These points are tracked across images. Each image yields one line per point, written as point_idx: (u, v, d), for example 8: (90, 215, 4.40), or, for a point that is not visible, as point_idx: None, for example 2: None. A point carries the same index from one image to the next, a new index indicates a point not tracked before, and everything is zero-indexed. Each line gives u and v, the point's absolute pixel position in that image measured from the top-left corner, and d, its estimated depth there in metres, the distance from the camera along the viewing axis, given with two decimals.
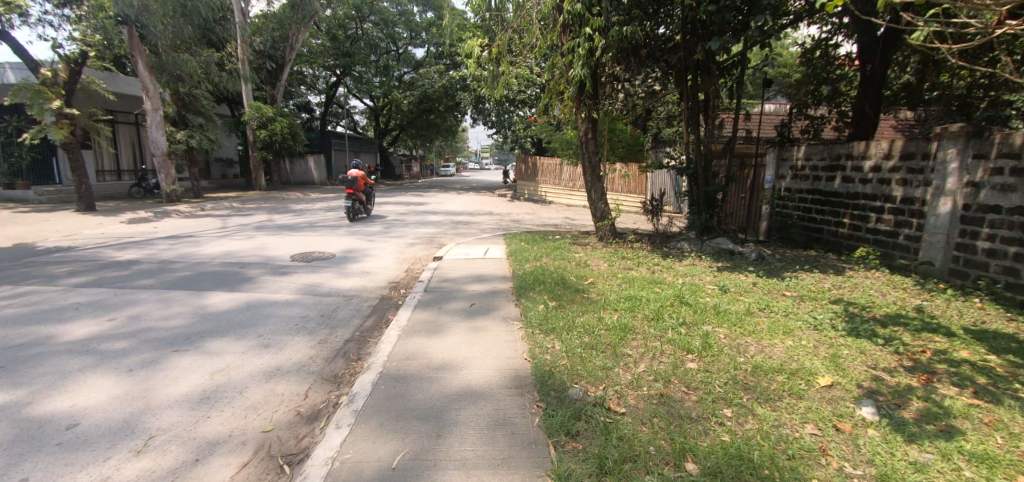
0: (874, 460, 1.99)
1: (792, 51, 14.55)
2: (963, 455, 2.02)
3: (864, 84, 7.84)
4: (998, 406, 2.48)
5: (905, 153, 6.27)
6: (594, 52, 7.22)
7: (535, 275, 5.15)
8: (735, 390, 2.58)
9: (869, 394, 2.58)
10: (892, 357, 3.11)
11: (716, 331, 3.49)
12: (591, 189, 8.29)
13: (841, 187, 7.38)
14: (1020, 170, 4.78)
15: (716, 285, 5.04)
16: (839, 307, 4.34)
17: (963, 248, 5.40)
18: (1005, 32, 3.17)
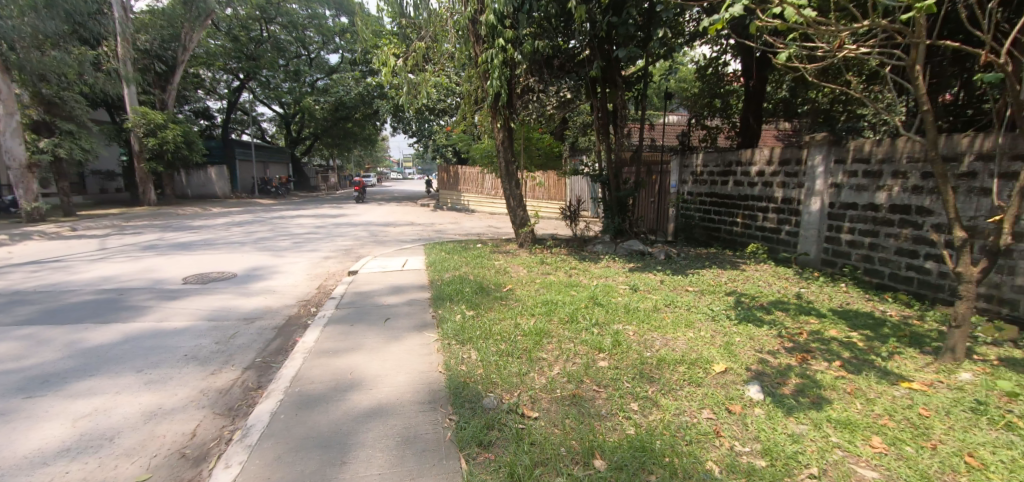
0: (759, 436, 2.19)
1: (688, 67, 16.00)
2: (829, 424, 2.29)
3: (749, 98, 8.74)
4: (855, 376, 2.86)
5: (783, 159, 7.08)
6: (509, 62, 7.35)
7: (454, 284, 5.11)
8: (641, 384, 2.73)
9: (755, 376, 2.86)
10: (775, 341, 3.48)
11: (626, 329, 3.68)
12: (510, 196, 8.42)
13: (734, 190, 8.17)
14: (870, 172, 5.63)
15: (627, 285, 5.34)
16: (733, 299, 4.77)
17: (831, 240, 6.21)
18: (847, 54, 3.64)
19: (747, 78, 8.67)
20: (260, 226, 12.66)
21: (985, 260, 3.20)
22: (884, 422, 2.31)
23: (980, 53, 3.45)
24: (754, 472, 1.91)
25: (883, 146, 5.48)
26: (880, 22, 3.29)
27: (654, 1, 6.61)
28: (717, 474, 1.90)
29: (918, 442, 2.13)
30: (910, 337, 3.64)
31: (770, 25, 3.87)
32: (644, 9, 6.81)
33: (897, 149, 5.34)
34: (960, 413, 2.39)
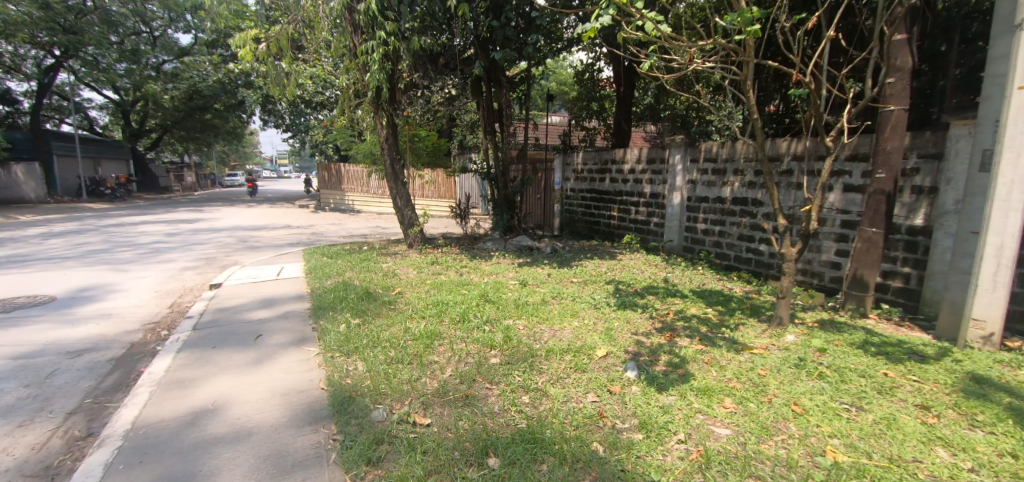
0: (636, 411, 2.39)
1: (567, 71, 17.01)
2: (692, 392, 2.58)
3: (620, 103, 9.50)
4: (710, 348, 3.28)
5: (649, 159, 7.84)
6: (391, 56, 7.07)
7: (337, 292, 4.78)
8: (531, 376, 2.81)
9: (631, 356, 3.12)
10: (647, 323, 3.85)
11: (516, 323, 3.78)
12: (397, 195, 8.12)
13: (610, 186, 8.84)
14: (718, 170, 6.50)
15: (516, 280, 5.49)
16: (612, 287, 5.17)
17: (690, 229, 7.06)
18: (695, 68, 4.12)
19: (618, 83, 9.43)
20: (90, 235, 10.55)
21: (800, 243, 3.88)
22: (733, 385, 2.67)
23: (791, 73, 4.17)
24: (634, 446, 2.08)
25: (725, 148, 6.39)
26: (720, 41, 3.79)
27: (531, 7, 6.89)
28: (602, 453, 2.03)
29: (758, 398, 2.51)
30: (750, 310, 4.29)
31: (634, 37, 4.22)
32: (524, 12, 7.01)
33: (735, 150, 6.25)
34: (787, 370, 2.87)
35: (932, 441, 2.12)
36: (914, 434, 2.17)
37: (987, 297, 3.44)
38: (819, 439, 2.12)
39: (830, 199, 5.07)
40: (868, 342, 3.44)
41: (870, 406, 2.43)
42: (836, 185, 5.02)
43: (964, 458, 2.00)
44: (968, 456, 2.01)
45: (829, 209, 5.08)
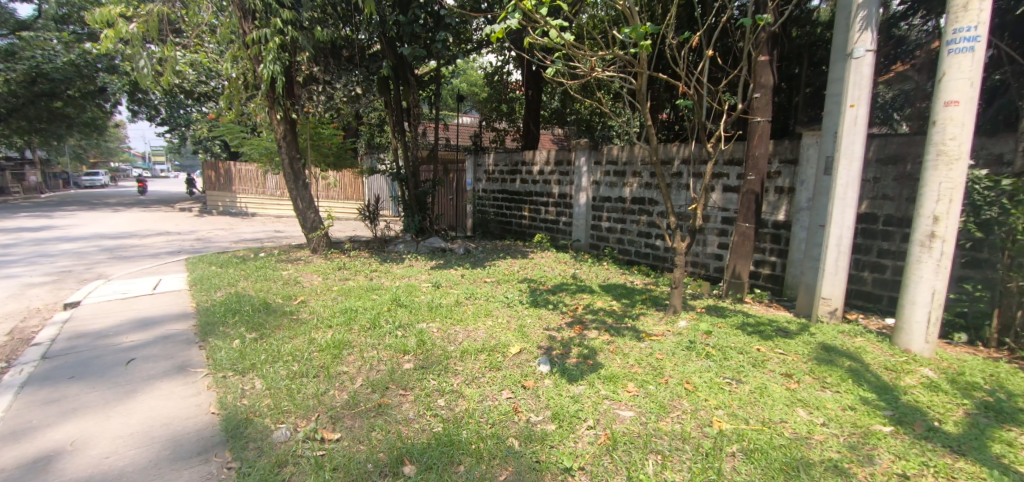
0: (549, 403, 2.47)
1: (477, 72, 17.24)
2: (599, 379, 2.74)
3: (529, 106, 9.77)
4: (615, 337, 3.51)
5: (557, 160, 8.15)
6: (287, 47, 6.57)
7: (228, 305, 4.34)
8: (446, 379, 2.78)
9: (543, 351, 3.22)
10: (558, 318, 4.01)
11: (430, 326, 3.72)
12: (297, 197, 7.57)
13: (521, 187, 9.03)
14: (618, 172, 6.97)
15: (429, 282, 5.39)
16: (524, 285, 5.31)
17: (595, 227, 7.48)
18: (597, 77, 4.35)
19: (527, 87, 9.68)
20: None
21: (688, 238, 4.30)
22: (635, 370, 2.88)
23: (679, 85, 4.58)
24: (547, 436, 2.16)
25: (625, 151, 6.87)
26: (618, 52, 4.05)
27: (439, 5, 6.82)
28: (518, 447, 2.08)
29: (656, 380, 2.73)
30: (649, 300, 4.66)
31: (539, 43, 4.35)
32: (432, 10, 6.90)
33: (633, 153, 6.75)
34: (680, 352, 3.16)
35: (794, 404, 2.47)
36: (781, 399, 2.52)
37: (832, 279, 4.10)
38: (707, 411, 2.37)
39: (713, 198, 5.68)
40: (745, 323, 3.92)
41: (747, 378, 2.77)
42: (717, 185, 5.64)
43: (818, 415, 2.37)
44: (820, 413, 2.38)
45: (712, 207, 5.69)
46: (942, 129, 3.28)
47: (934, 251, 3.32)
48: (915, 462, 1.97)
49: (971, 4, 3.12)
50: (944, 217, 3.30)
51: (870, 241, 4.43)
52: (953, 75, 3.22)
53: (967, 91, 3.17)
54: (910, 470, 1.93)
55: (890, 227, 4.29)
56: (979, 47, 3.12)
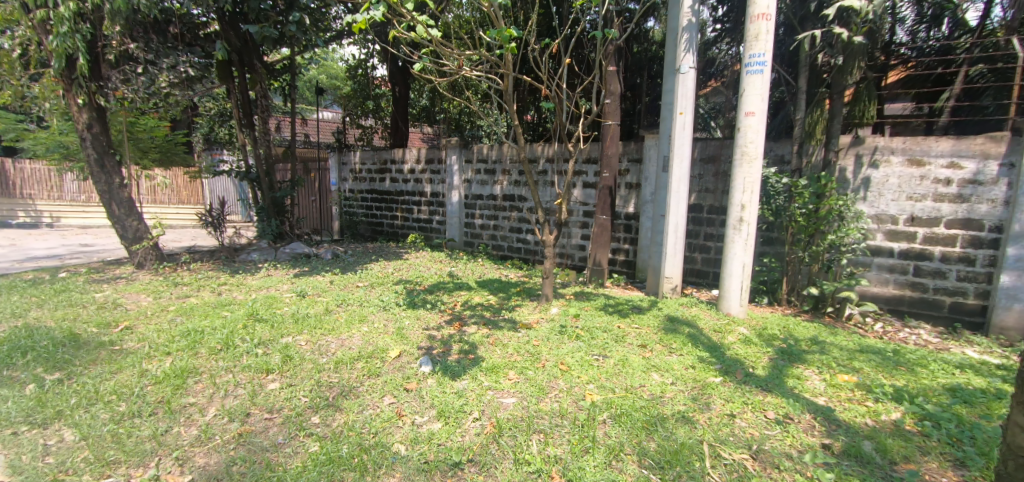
0: (433, 402, 2.43)
1: (338, 65, 16.16)
2: (480, 372, 2.78)
3: (396, 103, 9.50)
4: (493, 330, 3.60)
5: (428, 159, 8.03)
6: (88, 17, 5.37)
7: (13, 342, 3.39)
8: (319, 394, 2.55)
9: (424, 351, 3.15)
10: (436, 317, 3.97)
11: (296, 340, 3.39)
12: (112, 202, 6.25)
13: (391, 186, 8.71)
14: (489, 169, 7.17)
15: (293, 292, 4.89)
16: (400, 287, 5.13)
17: (469, 225, 7.57)
18: (466, 75, 4.40)
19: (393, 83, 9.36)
20: None
21: (555, 231, 4.61)
22: (515, 359, 3.00)
23: (542, 88, 4.86)
24: (433, 435, 2.13)
25: (493, 151, 7.08)
26: (484, 54, 4.14)
27: None
28: (404, 452, 2.02)
29: (534, 365, 2.88)
30: (523, 292, 4.88)
31: (405, 37, 4.22)
32: None
33: (502, 153, 7.00)
34: (554, 337, 3.38)
35: (649, 369, 2.83)
36: (639, 367, 2.86)
37: (672, 261, 4.78)
38: (580, 387, 2.58)
39: (574, 194, 6.17)
40: (607, 304, 4.35)
41: (611, 353, 3.08)
42: (577, 182, 6.14)
43: (667, 376, 2.74)
44: (669, 374, 2.77)
45: (574, 202, 6.18)
46: (744, 134, 4.03)
47: (742, 232, 4.08)
48: (739, 402, 2.40)
49: (760, 34, 3.88)
50: (748, 205, 4.06)
51: (698, 227, 5.25)
52: (750, 90, 3.97)
53: (759, 104, 3.95)
54: (735, 409, 2.34)
55: (712, 215, 5.14)
56: (766, 69, 3.90)
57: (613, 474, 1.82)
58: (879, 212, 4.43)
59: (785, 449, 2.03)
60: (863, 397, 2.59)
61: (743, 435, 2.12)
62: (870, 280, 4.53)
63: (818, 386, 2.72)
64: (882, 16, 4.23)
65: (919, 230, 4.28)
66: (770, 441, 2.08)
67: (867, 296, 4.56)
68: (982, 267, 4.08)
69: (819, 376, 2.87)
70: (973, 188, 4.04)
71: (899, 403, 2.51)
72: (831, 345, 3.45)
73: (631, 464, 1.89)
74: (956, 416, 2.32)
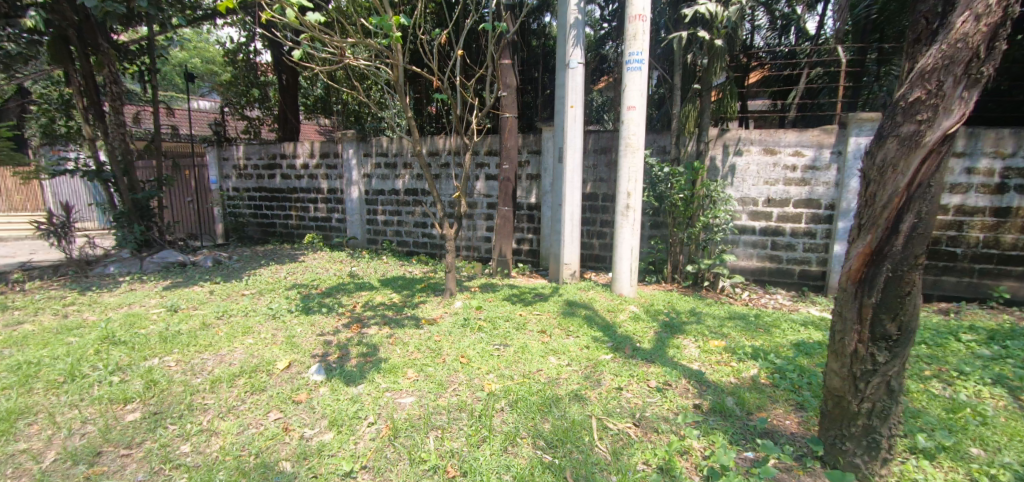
0: (325, 411, 2.31)
1: (211, 49, 14.47)
2: (377, 374, 2.68)
3: (284, 92, 8.77)
4: (394, 330, 3.49)
5: (322, 153, 7.52)
6: None
7: None
8: (190, 420, 2.29)
9: (317, 359, 2.96)
10: (333, 321, 3.74)
11: (164, 361, 2.99)
12: None
13: (282, 184, 8.03)
14: (389, 163, 6.93)
15: (161, 308, 4.30)
16: (293, 292, 4.76)
17: (371, 222, 7.26)
18: (351, 64, 4.16)
19: (278, 71, 8.56)
20: None
21: (456, 224, 4.58)
22: (415, 356, 2.94)
23: (436, 79, 4.77)
24: (324, 447, 2.02)
25: (393, 143, 6.85)
26: (369, 42, 3.95)
27: None
28: (290, 469, 1.89)
29: (434, 361, 2.85)
30: (427, 288, 4.81)
31: (280, 21, 3.87)
32: None
33: (402, 146, 6.79)
34: (456, 330, 3.38)
35: (547, 354, 2.95)
36: (537, 352, 2.96)
37: (570, 248, 5.02)
38: (479, 379, 2.61)
39: (477, 186, 6.19)
40: (509, 294, 4.44)
41: (512, 342, 3.16)
42: (480, 174, 6.16)
43: (563, 358, 2.88)
44: (565, 356, 2.91)
45: (477, 195, 6.20)
46: (626, 127, 4.32)
47: (629, 218, 4.40)
48: (626, 376, 2.60)
49: (637, 34, 4.17)
50: (633, 193, 4.39)
51: (595, 215, 5.56)
52: (631, 86, 4.26)
53: (638, 99, 4.26)
54: (622, 382, 2.53)
55: (607, 202, 5.47)
56: (644, 66, 4.21)
57: (509, 459, 1.88)
58: (743, 196, 5.03)
59: (663, 413, 2.24)
60: (729, 358, 2.94)
61: (628, 406, 2.30)
62: (738, 255, 5.14)
63: (693, 352, 3.04)
64: (738, 21, 4.77)
65: (774, 210, 4.94)
66: (651, 408, 2.28)
67: (736, 269, 5.18)
68: (822, 239, 4.84)
69: (695, 344, 3.20)
70: (813, 173, 4.76)
71: (756, 360, 2.90)
72: (706, 315, 3.87)
73: (525, 447, 1.96)
74: (798, 366, 2.74)
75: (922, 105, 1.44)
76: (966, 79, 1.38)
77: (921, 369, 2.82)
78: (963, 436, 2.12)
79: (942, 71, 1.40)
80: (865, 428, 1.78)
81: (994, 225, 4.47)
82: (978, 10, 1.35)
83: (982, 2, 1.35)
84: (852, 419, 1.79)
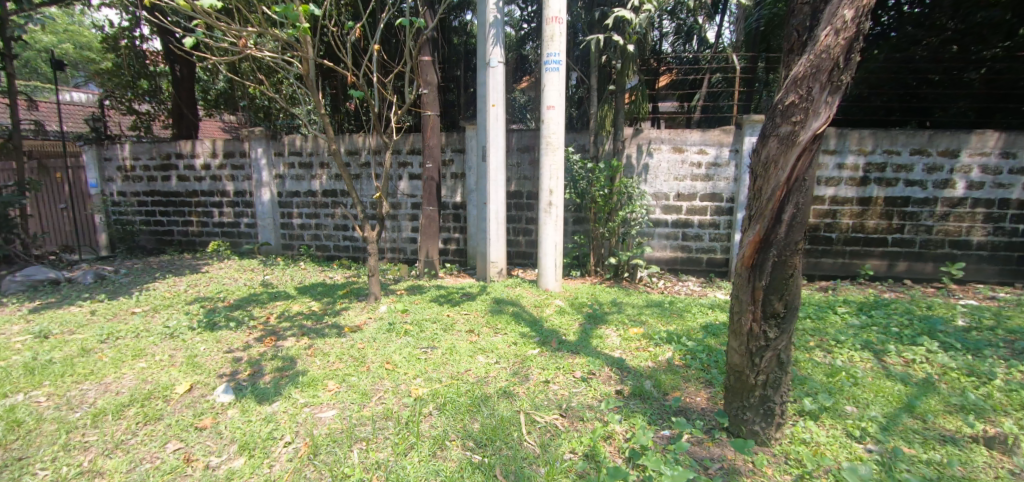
0: (235, 436, 2.12)
1: (84, 33, 12.70)
2: (294, 389, 2.51)
3: (178, 84, 7.90)
4: (314, 340, 3.28)
5: (226, 152, 6.89)
6: None
7: None
8: (67, 462, 1.99)
9: (224, 379, 2.71)
10: (243, 336, 3.45)
11: (31, 397, 2.58)
12: None
13: (179, 187, 7.25)
14: (304, 163, 6.53)
15: (27, 334, 3.69)
16: (195, 307, 4.31)
17: (286, 226, 6.79)
18: (251, 54, 3.81)
19: (169, 62, 7.76)
20: None
21: (378, 226, 4.41)
22: (336, 367, 2.80)
23: (349, 74, 4.54)
24: (234, 474, 1.86)
25: (308, 142, 6.46)
26: (273, 31, 3.65)
27: None
28: None
29: (357, 370, 2.73)
30: (349, 294, 4.60)
31: (164, 4, 3.45)
32: None
33: (318, 144, 6.43)
34: (380, 336, 3.26)
35: (475, 353, 2.94)
36: (465, 352, 2.95)
37: (497, 246, 5.05)
38: (406, 384, 2.54)
39: (400, 186, 6.02)
40: (437, 295, 4.37)
41: (440, 343, 3.11)
42: (403, 174, 5.99)
43: (492, 357, 2.89)
44: (493, 354, 2.92)
45: (401, 195, 6.03)
46: (547, 126, 4.42)
47: (552, 214, 4.52)
48: (552, 369, 2.67)
49: (554, 35, 4.28)
50: (555, 190, 4.51)
51: (520, 212, 5.64)
52: (549, 86, 4.37)
53: (557, 98, 4.38)
54: (549, 375, 2.60)
55: (531, 199, 5.57)
56: (561, 67, 4.34)
57: (438, 464, 1.85)
58: (656, 191, 5.36)
59: (588, 401, 2.33)
60: (647, 344, 3.13)
61: (555, 397, 2.37)
62: (653, 247, 5.48)
63: (614, 341, 3.20)
64: (647, 28, 5.06)
65: (684, 204, 5.33)
66: (576, 398, 2.36)
67: (652, 260, 5.51)
68: (724, 229, 5.31)
69: (617, 333, 3.36)
70: (715, 169, 5.20)
71: (670, 344, 3.11)
72: (626, 304, 4.09)
73: (454, 449, 1.94)
74: (706, 347, 2.98)
75: (796, 108, 1.62)
76: (829, 85, 1.57)
77: (807, 340, 3.19)
78: (840, 396, 2.44)
79: (810, 78, 1.59)
80: (761, 398, 1.97)
81: (859, 213, 5.17)
82: (837, 25, 1.54)
83: (840, 18, 1.54)
84: (751, 391, 1.98)
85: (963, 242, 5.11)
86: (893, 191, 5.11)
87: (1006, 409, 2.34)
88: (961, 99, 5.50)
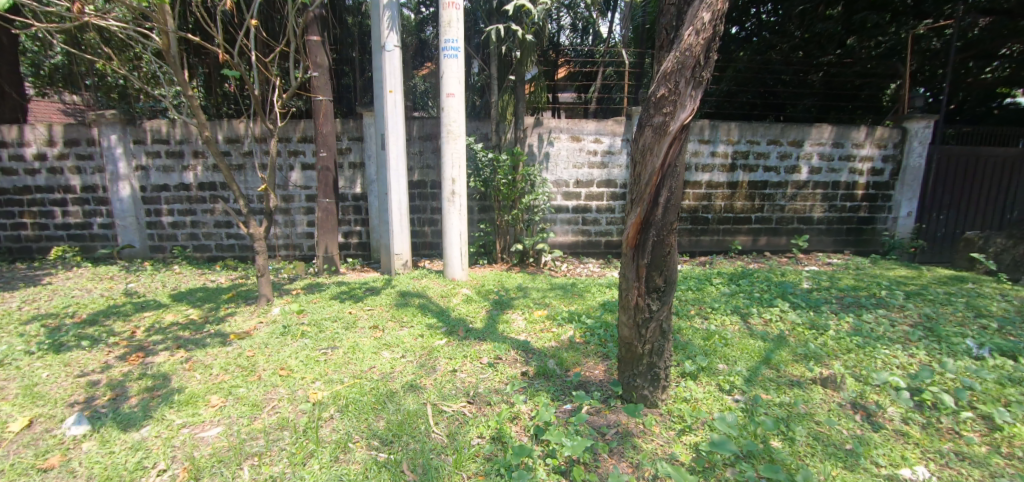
0: (93, 472, 1.83)
1: None
2: (169, 409, 2.24)
3: None
4: (192, 352, 2.93)
5: (67, 139, 5.80)
6: None
7: None
8: None
9: (77, 408, 2.33)
10: (100, 355, 2.97)
11: None
12: None
13: (4, 182, 5.98)
14: (172, 152, 5.75)
15: None
16: (33, 327, 3.60)
17: (153, 225, 5.95)
18: (88, 23, 3.16)
19: None
20: None
21: (266, 221, 4.04)
22: (220, 379, 2.54)
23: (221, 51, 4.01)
24: None
25: (176, 128, 5.69)
26: None
27: None
28: None
29: (246, 380, 2.50)
30: (236, 298, 4.18)
31: None
32: None
33: (189, 132, 5.69)
34: (273, 340, 3.01)
35: (380, 349, 2.85)
36: (369, 349, 2.84)
37: (400, 238, 4.89)
38: (304, 389, 2.39)
39: (292, 177, 5.57)
40: (338, 292, 4.14)
41: (341, 343, 2.97)
42: (294, 164, 5.54)
43: (397, 351, 2.82)
44: (399, 348, 2.85)
45: (293, 187, 5.58)
46: (447, 114, 4.36)
47: (455, 203, 4.50)
48: (459, 357, 2.68)
49: (451, 22, 4.20)
50: (457, 179, 4.48)
51: (424, 202, 5.52)
52: (448, 74, 4.30)
53: (456, 86, 4.33)
54: (456, 365, 2.60)
55: (434, 189, 5.48)
56: (460, 54, 4.29)
57: (340, 468, 1.77)
58: (557, 178, 5.56)
59: (495, 385, 2.39)
60: (551, 325, 3.27)
61: (462, 385, 2.39)
62: (556, 232, 5.69)
63: (521, 324, 3.30)
64: (544, 20, 5.19)
65: (582, 191, 5.62)
66: (483, 383, 2.40)
67: (556, 245, 5.73)
68: (619, 213, 5.73)
69: (523, 316, 3.47)
70: (609, 157, 5.57)
71: (571, 323, 3.29)
72: (531, 289, 4.22)
73: (359, 451, 1.88)
74: (603, 323, 3.20)
75: (666, 100, 1.78)
76: (692, 80, 1.75)
77: (689, 309, 3.58)
78: (714, 356, 2.77)
79: (677, 73, 1.75)
80: (649, 365, 2.17)
81: (729, 195, 5.86)
82: (698, 26, 1.71)
83: (699, 20, 1.71)
84: (640, 359, 2.17)
85: (807, 218, 6.05)
86: (754, 176, 5.86)
87: (836, 354, 2.83)
88: (806, 97, 6.47)
